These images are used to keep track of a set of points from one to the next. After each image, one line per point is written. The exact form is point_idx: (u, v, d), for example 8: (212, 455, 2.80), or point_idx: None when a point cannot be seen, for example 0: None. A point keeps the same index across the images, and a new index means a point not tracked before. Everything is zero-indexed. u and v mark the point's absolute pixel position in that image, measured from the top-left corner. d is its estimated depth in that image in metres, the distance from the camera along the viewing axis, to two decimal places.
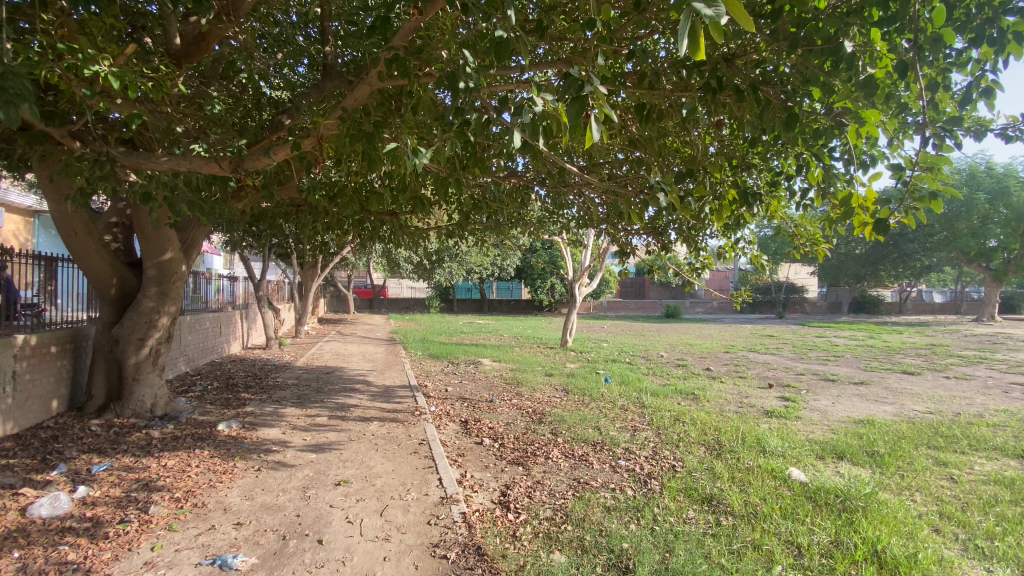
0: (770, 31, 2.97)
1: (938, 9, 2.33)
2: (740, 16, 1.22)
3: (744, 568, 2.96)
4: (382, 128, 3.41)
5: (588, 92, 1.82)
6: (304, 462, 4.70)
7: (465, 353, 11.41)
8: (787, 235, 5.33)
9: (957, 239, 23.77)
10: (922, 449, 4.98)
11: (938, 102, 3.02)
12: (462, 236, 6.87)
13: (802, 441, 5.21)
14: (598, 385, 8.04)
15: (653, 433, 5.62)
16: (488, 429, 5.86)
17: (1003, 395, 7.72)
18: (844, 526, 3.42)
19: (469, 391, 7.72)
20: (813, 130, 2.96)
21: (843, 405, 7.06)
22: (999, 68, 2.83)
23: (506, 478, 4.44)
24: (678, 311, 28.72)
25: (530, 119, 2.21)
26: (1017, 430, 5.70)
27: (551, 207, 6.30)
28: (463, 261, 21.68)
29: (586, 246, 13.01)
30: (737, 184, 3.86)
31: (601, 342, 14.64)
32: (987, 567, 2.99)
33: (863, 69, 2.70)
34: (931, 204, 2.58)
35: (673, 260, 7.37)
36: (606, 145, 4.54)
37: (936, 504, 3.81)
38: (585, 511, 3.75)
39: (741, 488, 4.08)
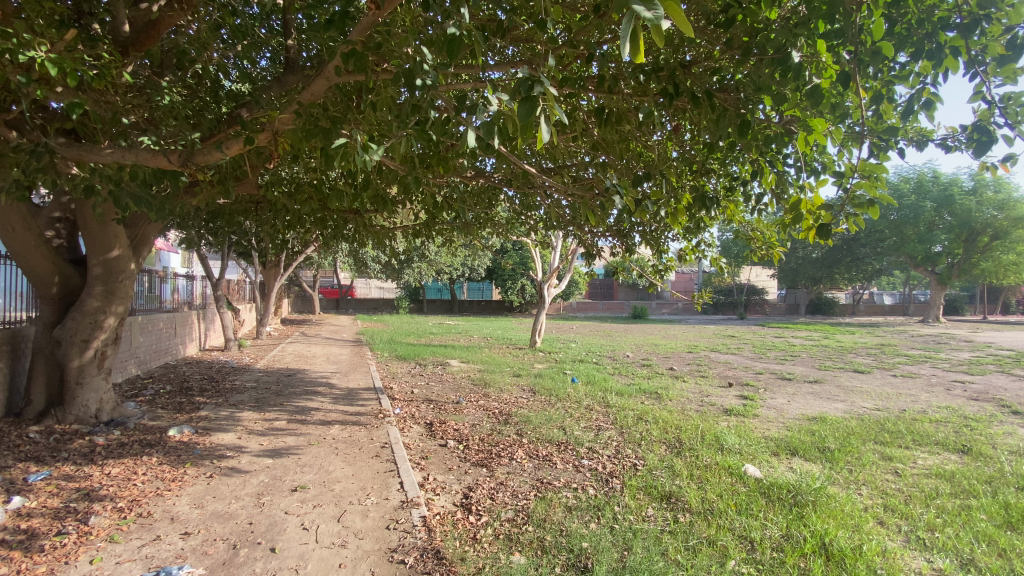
0: (725, 40, 3.04)
1: (878, 23, 2.41)
2: (680, 19, 1.24)
3: (698, 564, 3.01)
4: (340, 123, 3.33)
5: (540, 92, 1.80)
6: (260, 467, 4.55)
7: (432, 355, 11.32)
8: (744, 238, 5.47)
9: (906, 244, 25.09)
10: (869, 445, 5.21)
11: (882, 114, 3.14)
12: (429, 236, 6.79)
13: (757, 438, 5.38)
14: (564, 386, 8.11)
15: (615, 432, 5.68)
16: (453, 430, 5.81)
17: (944, 392, 8.17)
18: (795, 520, 3.53)
19: (434, 393, 7.65)
20: (765, 137, 3.04)
21: (798, 402, 7.33)
22: (939, 82, 2.96)
23: (469, 480, 4.40)
24: (646, 312, 29.33)
25: (485, 118, 2.19)
26: (957, 425, 6.03)
27: (518, 209, 6.29)
28: (432, 261, 21.50)
29: (556, 247, 13.09)
30: (695, 188, 3.95)
31: (569, 343, 14.80)
32: (928, 558, 3.13)
33: (810, 78, 2.78)
34: (869, 210, 2.71)
35: (639, 262, 7.50)
36: (570, 147, 4.56)
37: (881, 497, 3.99)
38: (546, 512, 3.75)
39: (698, 485, 4.17)
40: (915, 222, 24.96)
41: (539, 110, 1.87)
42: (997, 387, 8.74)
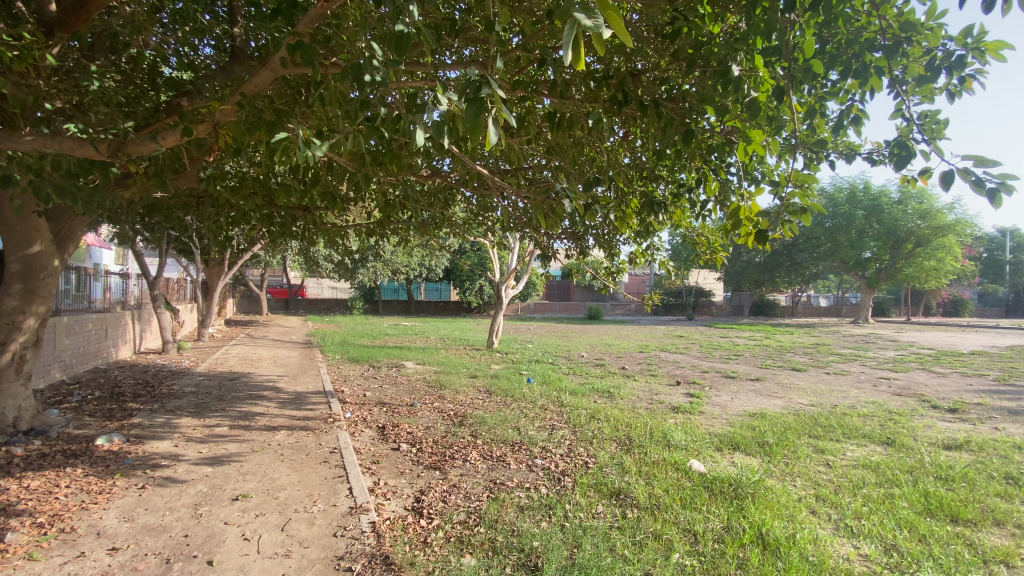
0: (671, 51, 3.15)
1: (809, 41, 2.53)
2: (620, 28, 1.29)
3: (644, 558, 3.10)
4: (284, 116, 3.21)
5: (487, 93, 1.79)
6: (198, 476, 4.32)
7: (386, 357, 11.11)
8: (691, 242, 5.68)
9: (840, 250, 26.81)
10: (804, 438, 5.53)
11: (815, 127, 3.34)
12: (383, 235, 6.65)
13: (703, 434, 5.60)
14: (520, 386, 8.15)
15: (569, 431, 5.77)
16: (406, 433, 5.71)
17: (871, 388, 8.79)
18: (735, 512, 3.70)
19: (387, 396, 7.50)
20: (707, 146, 3.16)
21: (741, 399, 7.68)
22: (865, 99, 3.18)
23: (421, 484, 4.35)
24: (601, 312, 30.00)
25: (433, 117, 2.16)
26: (882, 419, 6.49)
27: (475, 209, 6.25)
28: (387, 260, 21.13)
29: (513, 248, 13.16)
30: (642, 193, 4.06)
31: (526, 343, 14.94)
32: (855, 543, 3.34)
33: (749, 92, 2.92)
34: (800, 218, 2.87)
35: (593, 264, 7.65)
36: (524, 150, 4.58)
37: (814, 488, 4.24)
38: (498, 512, 3.75)
39: (646, 481, 4.30)
40: (847, 229, 26.74)
41: (487, 111, 1.86)
42: (918, 382, 9.47)
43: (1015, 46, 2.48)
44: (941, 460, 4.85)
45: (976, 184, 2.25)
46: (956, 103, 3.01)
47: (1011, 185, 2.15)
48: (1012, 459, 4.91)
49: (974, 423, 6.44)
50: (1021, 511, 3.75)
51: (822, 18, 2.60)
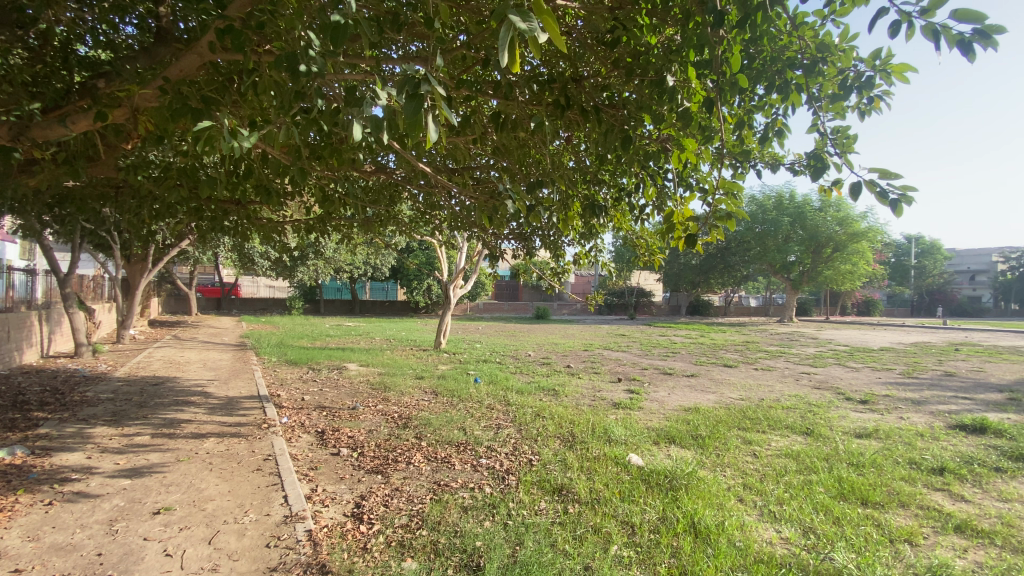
0: (612, 58, 3.25)
1: (736, 56, 2.68)
2: (554, 31, 1.32)
3: (583, 552, 3.17)
4: (212, 105, 3.04)
5: (427, 90, 1.75)
6: (114, 489, 3.98)
7: (328, 358, 10.72)
8: (631, 244, 5.88)
9: (768, 253, 28.66)
10: (734, 431, 5.87)
11: (745, 138, 3.54)
12: (324, 232, 6.40)
13: (641, 429, 5.82)
14: (466, 386, 8.12)
15: (514, 429, 5.83)
16: (347, 438, 5.53)
17: (794, 382, 9.46)
18: (670, 503, 3.86)
19: (328, 399, 7.24)
20: (645, 153, 3.29)
21: (677, 394, 8.06)
22: (788, 113, 3.41)
23: (361, 489, 4.23)
24: (548, 312, 30.47)
25: (372, 112, 2.09)
26: (803, 411, 7.00)
27: (422, 207, 6.15)
28: (330, 258, 20.45)
29: (461, 248, 13.12)
30: (584, 197, 4.16)
31: (474, 343, 14.88)
32: (776, 528, 3.58)
33: (683, 102, 3.06)
34: (727, 223, 3.05)
35: (540, 264, 7.73)
36: (470, 149, 4.57)
37: (741, 477, 4.50)
38: (441, 514, 3.72)
39: (587, 476, 4.41)
40: (775, 234, 28.66)
41: (426, 109, 1.82)
42: (834, 376, 10.30)
43: (914, 70, 2.72)
44: (853, 448, 5.28)
45: (881, 195, 2.46)
46: (867, 121, 3.28)
47: (909, 197, 2.37)
48: (912, 445, 5.42)
49: (882, 413, 7.07)
50: (920, 493, 4.14)
51: (749, 35, 2.76)
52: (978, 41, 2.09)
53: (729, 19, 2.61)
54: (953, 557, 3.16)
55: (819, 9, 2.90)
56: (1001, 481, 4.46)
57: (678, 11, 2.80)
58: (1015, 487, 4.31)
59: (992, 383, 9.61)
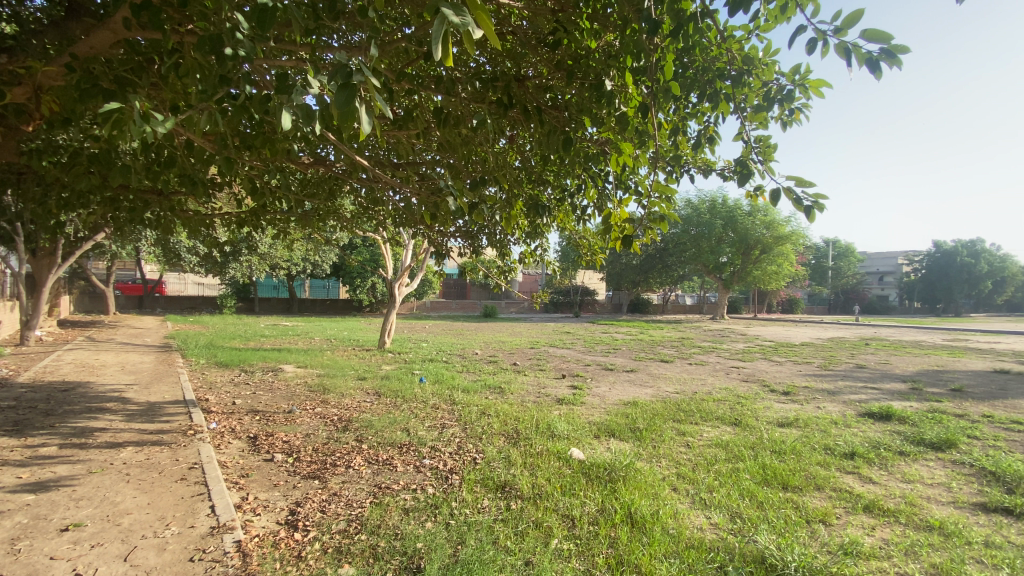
0: (553, 60, 3.30)
1: (669, 64, 2.80)
2: (488, 25, 1.34)
3: (524, 548, 3.21)
4: (127, 86, 2.81)
5: (359, 80, 1.70)
6: (15, 506, 3.60)
7: (262, 360, 10.19)
8: (574, 244, 6.00)
9: (702, 254, 30.18)
10: (669, 423, 6.14)
11: (680, 144, 3.70)
12: (257, 227, 6.06)
13: (583, 423, 5.97)
14: (411, 386, 7.97)
15: (459, 428, 5.80)
16: (282, 443, 5.28)
17: (725, 376, 10.03)
18: (609, 495, 3.98)
19: (262, 403, 6.89)
20: (585, 155, 3.37)
21: (617, 389, 8.32)
22: (719, 121, 3.59)
23: (296, 495, 4.05)
24: (496, 311, 30.53)
25: (303, 100, 2.01)
26: (732, 402, 7.43)
27: (364, 203, 5.96)
28: (265, 254, 19.49)
29: (405, 245, 12.89)
30: (527, 197, 4.18)
31: (419, 343, 14.63)
32: (707, 514, 3.78)
33: (620, 106, 3.16)
34: (659, 225, 3.18)
35: (486, 262, 7.72)
36: (413, 144, 4.48)
37: (675, 467, 4.72)
38: (381, 518, 3.62)
39: (530, 472, 4.46)
40: (708, 236, 30.16)
41: (359, 100, 1.76)
42: (760, 370, 11.03)
43: (828, 86, 2.95)
44: (776, 436, 5.66)
45: (796, 202, 2.64)
46: (788, 132, 3.51)
47: (820, 204, 2.55)
48: (827, 433, 5.89)
49: (802, 403, 7.64)
50: (834, 476, 4.50)
51: (682, 45, 2.89)
52: (884, 60, 2.29)
53: (663, 29, 2.72)
54: (862, 535, 3.45)
55: (745, 25, 3.08)
56: (903, 463, 4.93)
57: (616, 17, 2.89)
58: (914, 469, 4.78)
59: (895, 374, 10.60)
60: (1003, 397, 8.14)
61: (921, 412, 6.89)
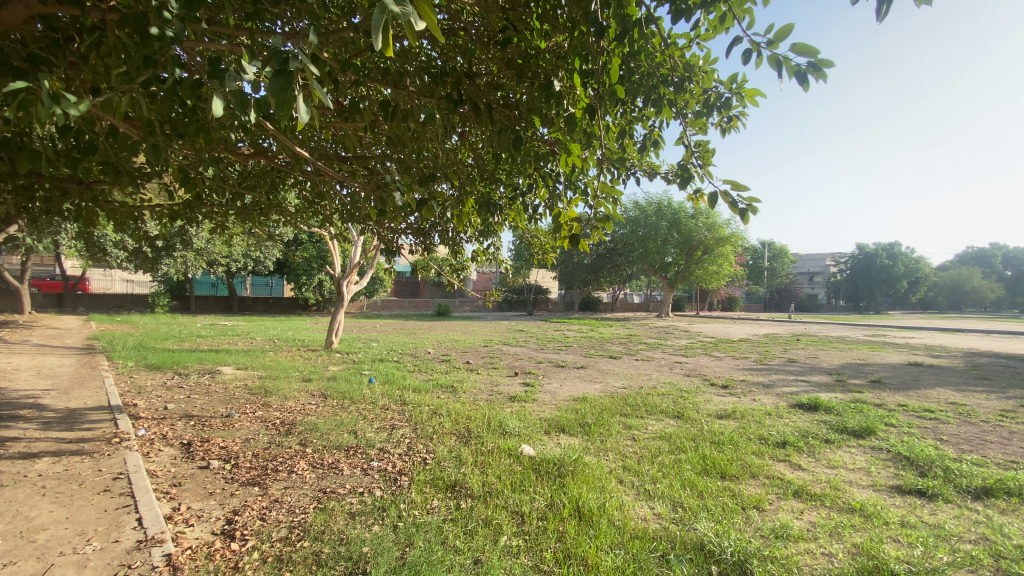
0: (503, 58, 3.29)
1: (614, 68, 2.86)
2: (430, 18, 1.33)
3: (474, 546, 3.20)
4: (38, 64, 2.56)
5: (296, 68, 1.64)
6: None
7: (198, 362, 9.61)
8: (526, 243, 6.04)
9: (649, 254, 31.22)
10: (617, 417, 6.31)
11: (626, 146, 3.79)
12: (192, 220, 5.70)
13: (534, 420, 6.03)
14: (360, 387, 7.77)
15: (409, 428, 5.70)
16: (219, 449, 5.00)
17: (670, 371, 10.42)
18: (558, 489, 4.05)
19: (198, 407, 6.51)
20: (535, 154, 3.40)
21: (568, 386, 8.46)
22: (663, 126, 3.71)
23: (234, 503, 3.86)
24: (449, 309, 30.31)
25: (237, 86, 1.90)
26: (676, 396, 7.73)
27: (310, 197, 5.73)
28: (202, 248, 18.44)
29: (354, 242, 12.56)
30: (477, 194, 4.17)
31: (369, 342, 14.26)
32: (650, 505, 3.91)
33: (569, 107, 3.21)
34: (606, 225, 3.25)
35: (438, 260, 7.64)
36: (361, 137, 4.35)
37: (622, 460, 4.85)
38: (325, 523, 3.51)
39: (481, 470, 4.46)
40: (655, 237, 31.19)
41: (297, 87, 1.69)
42: (702, 365, 11.54)
43: (762, 95, 3.11)
44: (716, 428, 5.93)
45: (732, 205, 2.77)
46: (726, 138, 3.68)
47: (754, 207, 2.69)
48: (762, 423, 6.24)
49: (739, 396, 8.05)
50: (767, 465, 4.77)
51: (628, 50, 2.96)
52: (811, 73, 2.44)
53: (609, 33, 2.78)
54: (792, 519, 3.68)
55: (687, 33, 3.19)
56: (828, 450, 5.30)
57: (565, 19, 2.93)
58: (839, 455, 5.15)
59: (822, 367, 11.38)
60: (915, 387, 8.91)
61: (845, 402, 7.43)
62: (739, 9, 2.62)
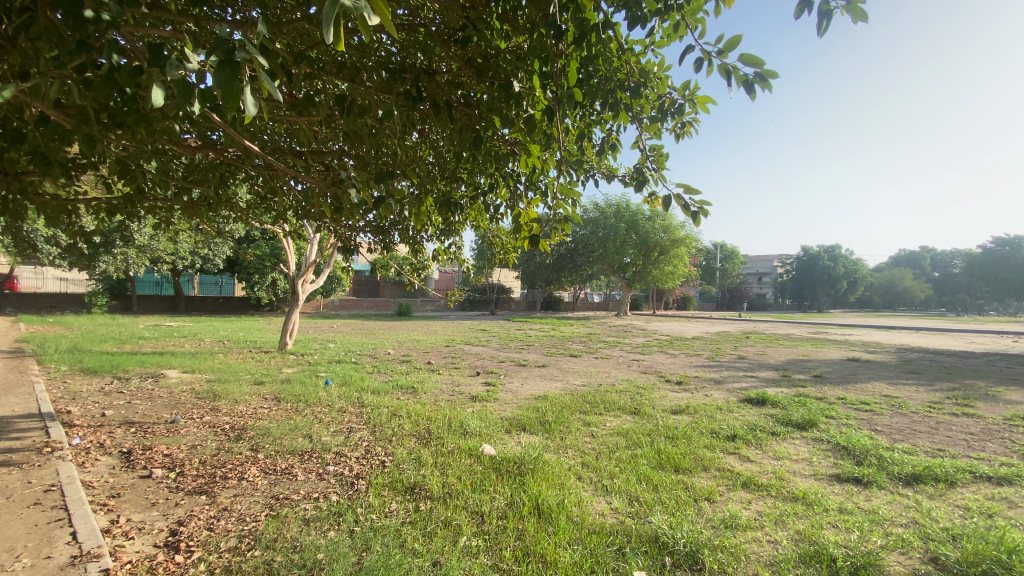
0: (462, 57, 3.27)
1: (572, 71, 2.89)
2: (384, 13, 1.31)
3: (433, 548, 3.17)
4: None
5: (243, 58, 1.58)
6: None
7: (140, 365, 9.08)
8: (487, 243, 6.03)
9: (609, 254, 31.85)
10: (577, 415, 6.41)
11: (585, 149, 3.85)
12: (132, 215, 5.37)
13: (495, 419, 6.04)
14: (315, 389, 7.55)
15: (367, 431, 5.59)
16: (162, 457, 4.74)
17: (628, 368, 10.66)
18: (517, 487, 4.07)
19: (139, 413, 6.15)
20: (495, 153, 3.41)
21: (529, 384, 8.52)
22: (620, 129, 3.79)
23: (179, 514, 3.67)
24: (410, 309, 29.90)
25: (180, 75, 1.80)
26: (634, 393, 7.92)
27: (262, 192, 5.50)
28: (145, 245, 17.42)
29: (311, 239, 12.20)
30: (436, 193, 4.13)
31: (326, 343, 13.87)
32: (608, 500, 3.99)
33: (528, 108, 3.23)
34: (565, 226, 3.30)
35: (398, 259, 7.53)
36: (316, 131, 4.22)
37: (581, 456, 4.93)
38: (277, 530, 3.39)
39: (441, 471, 4.43)
40: (614, 238, 31.88)
41: (244, 79, 1.63)
42: (658, 362, 11.87)
43: (713, 103, 3.23)
44: (670, 423, 6.12)
45: (685, 208, 2.87)
46: (680, 143, 3.80)
47: (705, 210, 2.79)
48: (714, 418, 6.48)
49: (693, 392, 8.34)
50: (718, 457, 4.96)
51: (586, 53, 3.00)
52: (758, 83, 2.56)
53: (568, 36, 2.81)
54: (740, 509, 3.85)
55: (642, 40, 3.27)
56: (774, 442, 5.57)
57: (525, 20, 2.94)
58: (783, 447, 5.42)
59: (769, 363, 11.94)
60: (853, 381, 9.49)
61: (790, 396, 7.83)
62: (692, 18, 2.71)
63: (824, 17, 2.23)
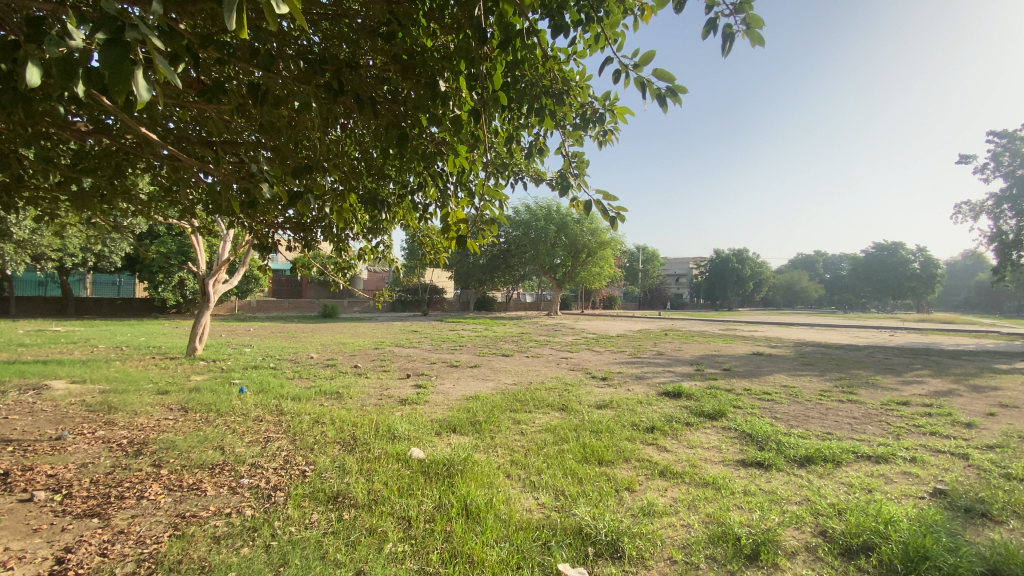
0: (387, 51, 3.19)
1: (497, 74, 2.92)
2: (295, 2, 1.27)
3: (356, 557, 3.08)
4: None
5: (134, 39, 1.46)
6: None
7: (18, 376, 8.00)
8: (417, 242, 5.93)
9: (540, 255, 32.40)
10: (506, 413, 6.48)
11: (512, 151, 3.89)
12: (8, 207, 4.73)
13: (424, 422, 5.96)
14: (228, 398, 7.04)
15: (287, 440, 5.32)
16: (45, 478, 4.22)
17: (557, 367, 10.92)
18: (446, 489, 4.05)
19: (15, 431, 5.41)
20: (421, 152, 3.36)
21: (459, 385, 8.49)
22: (546, 134, 3.86)
23: (66, 539, 3.29)
24: (337, 310, 28.66)
25: (60, 51, 1.63)
26: (563, 390, 8.12)
27: (166, 183, 5.04)
28: (23, 240, 15.39)
29: (225, 236, 11.40)
30: (360, 190, 4.00)
31: (242, 348, 12.99)
32: (535, 496, 4.07)
33: (454, 108, 3.21)
34: (492, 227, 3.32)
35: (321, 258, 7.22)
36: (229, 121, 3.94)
37: (510, 454, 5.00)
38: (183, 551, 3.14)
39: (366, 477, 4.30)
40: (545, 240, 32.50)
41: (135, 60, 1.50)
42: (586, 360, 12.26)
43: (630, 113, 3.39)
44: (595, 418, 6.35)
45: (603, 213, 2.99)
46: (602, 150, 3.94)
47: (621, 215, 2.93)
48: (635, 411, 6.80)
49: (617, 387, 8.70)
50: (638, 449, 5.23)
51: (511, 58, 3.04)
52: (670, 98, 2.73)
53: (493, 40, 2.84)
54: (657, 496, 4.08)
55: (566, 49, 3.37)
56: (688, 432, 5.95)
57: (451, 19, 2.93)
58: (696, 436, 5.80)
59: (686, 359, 12.73)
60: (759, 374, 10.35)
61: (704, 389, 8.39)
62: (612, 32, 2.84)
63: (727, 40, 2.42)
